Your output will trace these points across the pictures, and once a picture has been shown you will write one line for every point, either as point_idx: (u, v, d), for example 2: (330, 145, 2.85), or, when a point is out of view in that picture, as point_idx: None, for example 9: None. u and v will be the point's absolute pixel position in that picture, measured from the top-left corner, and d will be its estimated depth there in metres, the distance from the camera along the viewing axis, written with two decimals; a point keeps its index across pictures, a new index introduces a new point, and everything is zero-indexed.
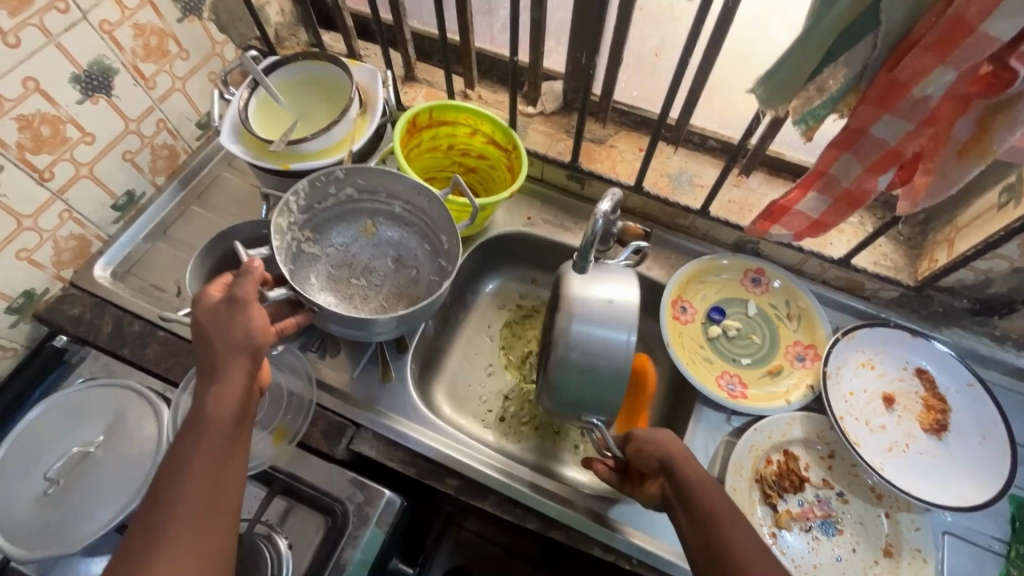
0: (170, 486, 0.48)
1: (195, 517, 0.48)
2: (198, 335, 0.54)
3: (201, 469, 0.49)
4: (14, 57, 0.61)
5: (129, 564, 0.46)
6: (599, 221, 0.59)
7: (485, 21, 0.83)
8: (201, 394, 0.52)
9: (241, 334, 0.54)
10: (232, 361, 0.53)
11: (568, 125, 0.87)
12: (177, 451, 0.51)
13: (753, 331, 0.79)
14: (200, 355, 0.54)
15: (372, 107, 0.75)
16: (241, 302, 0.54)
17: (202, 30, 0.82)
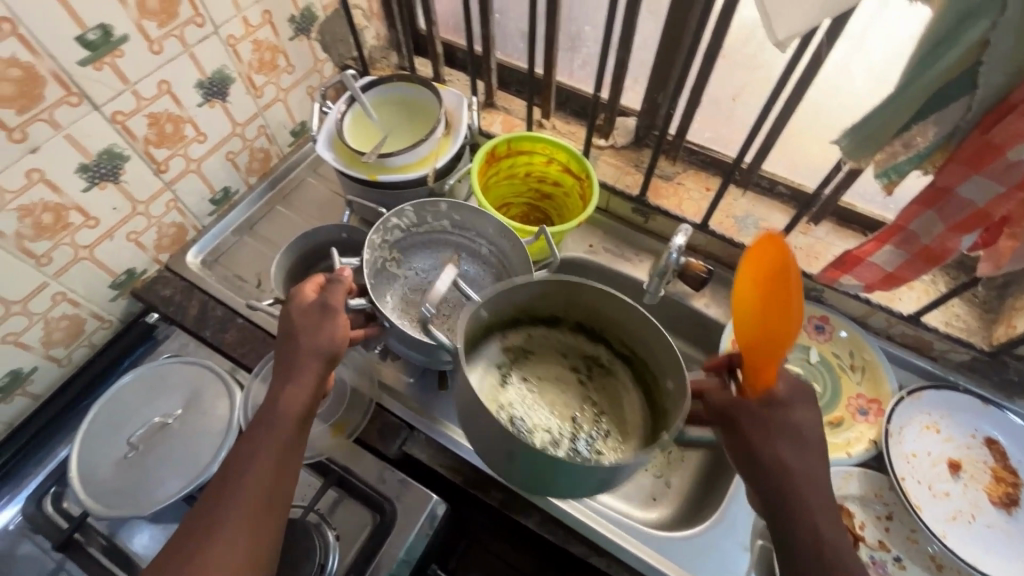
0: (236, 472, 0.51)
1: (252, 507, 0.50)
2: (288, 332, 0.59)
3: (265, 462, 0.52)
4: (156, 62, 0.68)
5: (192, 537, 0.49)
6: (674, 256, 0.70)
7: (568, 56, 0.87)
8: (278, 385, 0.56)
9: (325, 338, 0.58)
10: (310, 362, 0.57)
11: (637, 159, 0.89)
12: (247, 438, 0.54)
13: (815, 379, 0.77)
14: (283, 351, 0.58)
15: (457, 129, 0.80)
16: (331, 308, 0.59)
17: (308, 48, 0.89)
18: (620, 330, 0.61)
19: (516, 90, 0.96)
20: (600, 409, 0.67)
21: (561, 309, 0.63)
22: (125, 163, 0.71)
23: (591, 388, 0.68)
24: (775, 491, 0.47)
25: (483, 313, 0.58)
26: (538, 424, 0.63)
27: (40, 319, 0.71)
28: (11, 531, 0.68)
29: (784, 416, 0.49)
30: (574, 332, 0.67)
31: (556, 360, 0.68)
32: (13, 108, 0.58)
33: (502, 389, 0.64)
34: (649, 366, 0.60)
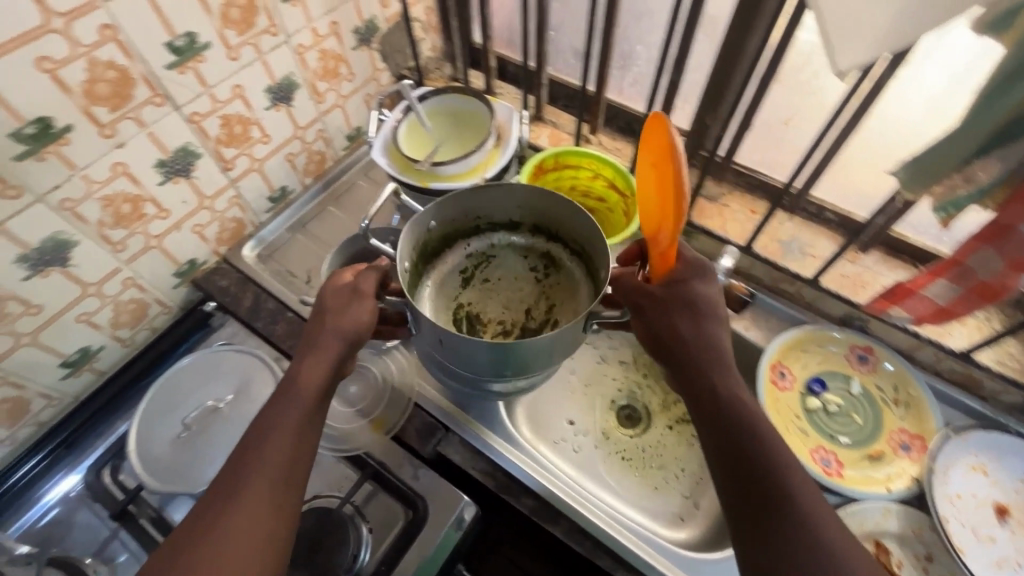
0: (257, 448, 0.52)
1: (273, 477, 0.50)
2: (317, 311, 0.60)
3: (287, 436, 0.52)
4: (232, 67, 0.73)
5: (213, 506, 0.49)
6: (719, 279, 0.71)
7: (619, 74, 0.89)
8: (301, 364, 0.57)
9: (351, 323, 0.58)
10: (333, 341, 0.58)
11: (682, 178, 0.90)
12: (267, 417, 0.54)
13: (855, 411, 0.76)
14: (310, 332, 0.59)
15: (507, 141, 0.82)
16: (361, 293, 0.60)
17: (369, 58, 0.93)
18: (570, 231, 0.69)
19: (565, 105, 0.98)
20: (550, 301, 0.74)
21: (514, 208, 0.70)
22: (197, 160, 0.76)
23: (551, 283, 0.74)
24: (687, 364, 0.56)
25: (431, 225, 0.68)
26: (495, 316, 0.74)
27: (110, 302, 0.75)
28: (71, 499, 0.74)
29: (679, 292, 0.56)
30: (532, 235, 0.74)
31: (518, 261, 0.76)
32: (107, 107, 0.62)
33: (464, 289, 0.76)
34: (592, 257, 0.68)
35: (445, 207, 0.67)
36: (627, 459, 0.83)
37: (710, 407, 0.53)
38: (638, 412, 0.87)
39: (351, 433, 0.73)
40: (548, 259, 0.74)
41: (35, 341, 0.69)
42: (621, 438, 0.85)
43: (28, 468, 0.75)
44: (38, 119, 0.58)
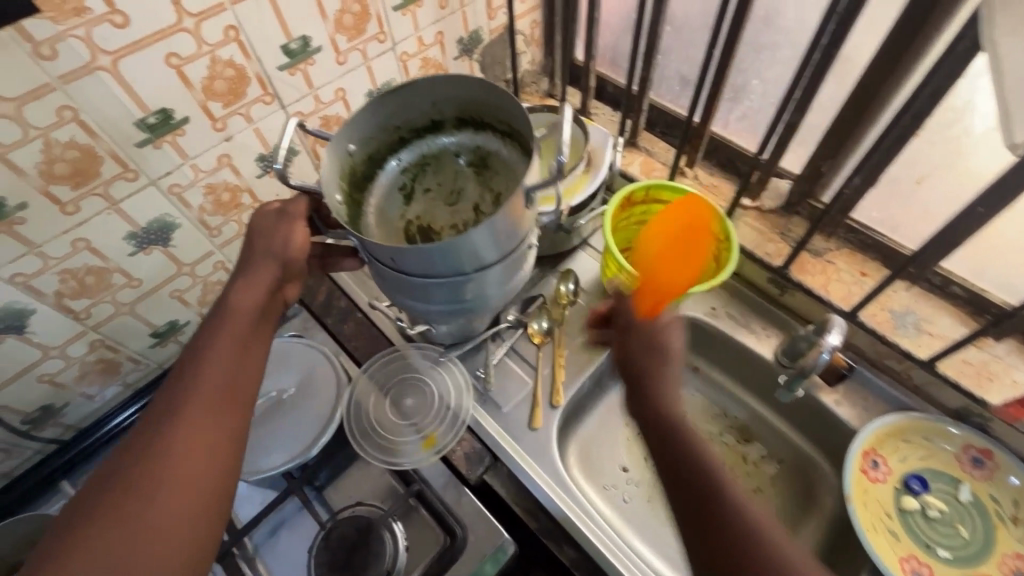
0: (193, 369, 0.51)
1: (211, 394, 0.50)
2: (246, 240, 0.59)
3: (223, 357, 0.52)
4: (338, 71, 0.75)
5: (150, 430, 0.47)
6: (826, 355, 0.66)
7: (729, 108, 0.83)
8: (229, 288, 0.57)
9: (280, 245, 0.58)
10: (264, 264, 0.58)
11: (784, 227, 0.82)
12: (199, 344, 0.53)
13: (961, 521, 0.66)
14: (242, 261, 0.59)
15: (597, 167, 0.79)
16: (291, 215, 0.59)
17: (468, 68, 0.93)
18: (492, 111, 0.62)
19: (662, 132, 0.93)
20: (499, 190, 0.63)
21: (437, 107, 0.63)
22: (294, 157, 0.78)
23: (495, 175, 0.64)
24: (651, 399, 0.51)
25: (350, 150, 0.59)
26: (441, 222, 0.63)
27: (201, 281, 0.80)
28: None
29: (658, 338, 0.53)
30: (457, 131, 0.66)
31: (450, 163, 0.66)
32: (221, 102, 0.65)
33: (408, 206, 0.64)
34: (510, 124, 0.61)
35: (365, 121, 0.59)
36: (684, 521, 0.77)
37: (670, 442, 0.50)
38: None
39: (404, 447, 0.72)
40: (482, 152, 0.65)
41: (132, 310, 0.74)
42: None
43: (124, 417, 0.81)
44: (161, 110, 0.61)
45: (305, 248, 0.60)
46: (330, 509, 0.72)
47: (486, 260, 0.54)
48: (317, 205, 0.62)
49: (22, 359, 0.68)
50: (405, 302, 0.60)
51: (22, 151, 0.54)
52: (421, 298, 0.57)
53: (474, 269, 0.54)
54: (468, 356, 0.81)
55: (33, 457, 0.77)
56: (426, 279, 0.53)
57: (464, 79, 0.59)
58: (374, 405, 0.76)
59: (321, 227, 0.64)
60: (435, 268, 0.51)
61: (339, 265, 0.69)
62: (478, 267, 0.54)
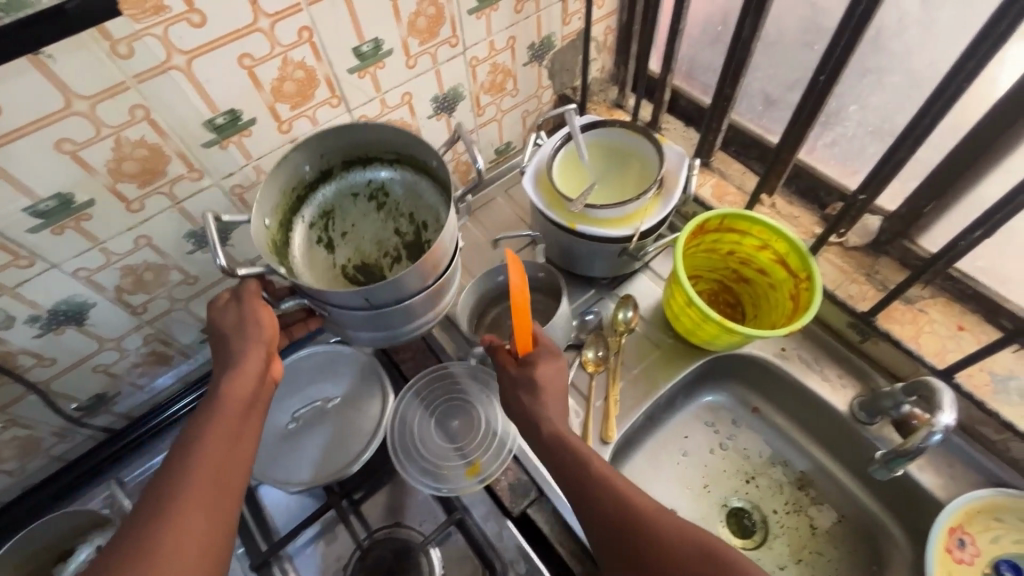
0: (179, 467, 0.50)
1: (200, 490, 0.48)
2: (218, 333, 0.58)
3: (212, 451, 0.51)
4: (407, 75, 0.72)
5: (133, 530, 0.46)
6: (937, 435, 0.57)
7: (818, 133, 0.76)
8: (217, 382, 0.55)
9: (253, 330, 0.57)
10: (248, 349, 0.56)
11: (870, 267, 0.75)
12: (185, 439, 0.52)
13: None
14: (220, 355, 0.57)
15: (671, 191, 0.73)
16: (242, 297, 0.58)
17: (536, 74, 0.89)
18: (381, 144, 0.66)
19: (738, 154, 0.87)
20: (410, 213, 0.68)
21: (325, 154, 0.65)
22: None
23: (400, 202, 0.68)
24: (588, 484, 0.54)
25: (265, 225, 0.62)
26: (372, 258, 0.67)
27: None
28: None
29: (526, 373, 0.60)
30: (346, 173, 0.69)
31: (345, 197, 0.69)
32: (289, 104, 0.64)
33: (335, 257, 0.67)
34: (413, 158, 0.66)
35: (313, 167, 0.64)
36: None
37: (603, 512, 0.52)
38: (754, 523, 0.75)
39: (447, 472, 0.69)
40: (377, 185, 0.69)
41: (186, 306, 0.74)
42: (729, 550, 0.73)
43: (183, 404, 0.81)
44: (230, 111, 0.60)
45: (276, 330, 0.58)
46: (368, 527, 0.70)
47: (427, 283, 0.58)
48: (264, 285, 0.61)
49: (80, 350, 0.68)
50: (352, 335, 0.63)
51: (92, 149, 0.54)
52: (364, 328, 0.62)
53: (415, 294, 0.58)
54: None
55: (85, 443, 0.79)
56: (388, 308, 0.58)
57: (378, 127, 0.63)
58: (418, 423, 0.73)
59: (273, 297, 0.61)
60: (387, 295, 0.56)
61: (304, 326, 0.69)
62: (421, 291, 0.58)
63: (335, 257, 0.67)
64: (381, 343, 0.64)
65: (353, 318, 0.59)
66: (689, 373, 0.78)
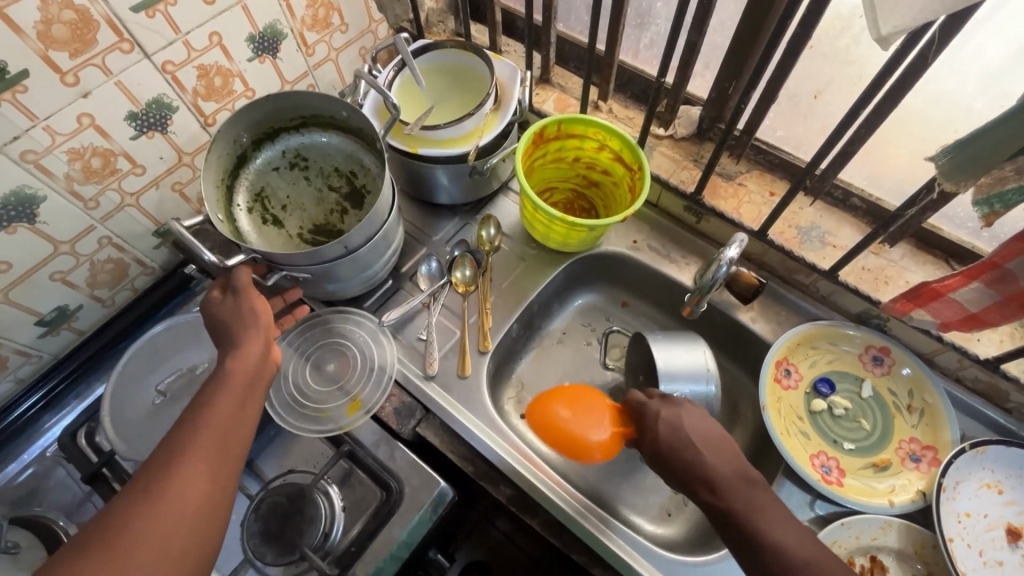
0: (189, 426, 0.51)
1: (207, 449, 0.50)
2: (223, 316, 0.60)
3: (219, 416, 0.52)
4: (208, 13, 0.67)
5: (147, 474, 0.48)
6: (724, 268, 0.67)
7: (634, 34, 0.81)
8: (223, 358, 0.57)
9: (250, 313, 0.59)
10: (250, 332, 0.58)
11: (697, 153, 0.83)
12: (196, 401, 0.54)
13: (863, 415, 0.71)
14: (220, 338, 0.59)
15: (506, 105, 0.76)
16: (237, 287, 0.60)
17: (364, 7, 0.86)
18: (286, 112, 0.70)
19: (576, 67, 0.90)
20: (335, 167, 0.74)
21: (237, 137, 0.69)
22: (173, 114, 0.71)
23: (323, 161, 0.74)
24: (696, 483, 0.56)
25: (220, 220, 0.66)
26: (322, 217, 0.73)
27: (87, 260, 0.73)
28: (48, 458, 0.73)
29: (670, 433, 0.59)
30: (261, 151, 0.73)
31: (270, 174, 0.73)
32: (66, 52, 0.58)
33: (287, 229, 0.72)
34: (321, 114, 0.72)
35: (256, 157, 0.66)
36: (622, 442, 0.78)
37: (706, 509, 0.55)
38: None
39: (330, 412, 0.70)
40: (293, 153, 0.74)
41: (6, 298, 0.67)
42: None
43: (28, 405, 0.75)
44: None
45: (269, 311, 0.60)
46: (260, 479, 0.69)
47: (384, 219, 0.69)
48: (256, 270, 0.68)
49: None
50: (333, 286, 0.72)
51: None
52: (335, 279, 0.71)
53: (376, 232, 0.69)
54: (403, 326, 0.78)
55: None
56: (363, 247, 0.68)
57: (287, 97, 0.68)
58: (294, 372, 0.73)
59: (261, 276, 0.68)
60: (361, 236, 0.67)
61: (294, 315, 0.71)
62: (382, 225, 0.69)
63: (287, 231, 0.72)
64: (356, 288, 0.76)
65: (335, 271, 0.69)
66: (554, 279, 0.83)
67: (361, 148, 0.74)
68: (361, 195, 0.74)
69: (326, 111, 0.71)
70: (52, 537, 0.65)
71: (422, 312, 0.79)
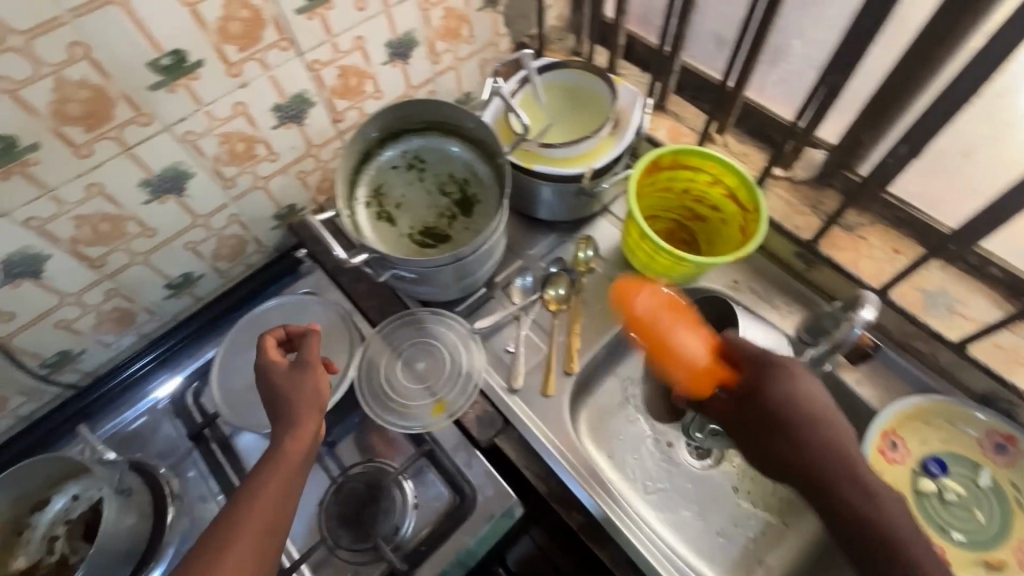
0: (240, 509, 0.53)
1: (255, 536, 0.52)
2: (276, 389, 0.60)
3: (267, 504, 0.54)
4: (357, 18, 0.71)
5: (201, 554, 0.51)
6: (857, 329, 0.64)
7: (764, 70, 0.79)
8: (276, 436, 0.57)
9: (310, 393, 0.59)
10: (306, 413, 0.58)
11: (815, 199, 0.79)
12: (248, 480, 0.55)
13: (978, 506, 0.65)
14: (275, 409, 0.59)
15: (624, 129, 0.76)
16: (307, 364, 0.60)
17: (491, 21, 0.88)
18: (416, 116, 0.75)
19: (692, 97, 0.89)
20: (449, 173, 0.77)
21: (367, 134, 0.73)
22: (310, 108, 0.76)
23: (439, 166, 0.77)
24: (809, 464, 0.60)
25: (344, 212, 0.70)
26: (431, 220, 0.75)
27: (215, 234, 0.79)
28: (158, 410, 0.78)
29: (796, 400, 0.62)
30: (384, 150, 0.76)
31: (388, 172, 0.77)
32: (237, 46, 0.63)
33: (398, 226, 0.75)
34: (448, 122, 0.75)
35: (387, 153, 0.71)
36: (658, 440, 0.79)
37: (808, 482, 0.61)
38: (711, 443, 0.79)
39: (414, 410, 0.72)
40: (411, 154, 0.77)
41: (146, 260, 0.73)
42: (685, 467, 0.78)
43: (136, 367, 0.81)
44: (174, 51, 0.59)
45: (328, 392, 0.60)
46: (341, 462, 0.72)
47: (495, 232, 0.70)
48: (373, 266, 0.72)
49: (39, 305, 0.67)
50: (433, 287, 0.75)
51: (33, 89, 0.52)
52: (438, 282, 0.74)
53: (485, 243, 0.71)
54: (491, 335, 0.79)
55: (51, 400, 0.78)
56: (472, 257, 0.71)
57: (421, 104, 0.73)
58: (386, 367, 0.76)
59: (375, 270, 0.72)
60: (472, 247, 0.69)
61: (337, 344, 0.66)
62: (492, 238, 0.71)
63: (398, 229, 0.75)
64: (454, 292, 0.78)
65: (442, 274, 0.71)
66: None
67: (477, 157, 0.76)
68: (472, 203, 0.76)
69: (452, 118, 0.75)
70: (157, 485, 0.70)
71: (512, 324, 0.80)
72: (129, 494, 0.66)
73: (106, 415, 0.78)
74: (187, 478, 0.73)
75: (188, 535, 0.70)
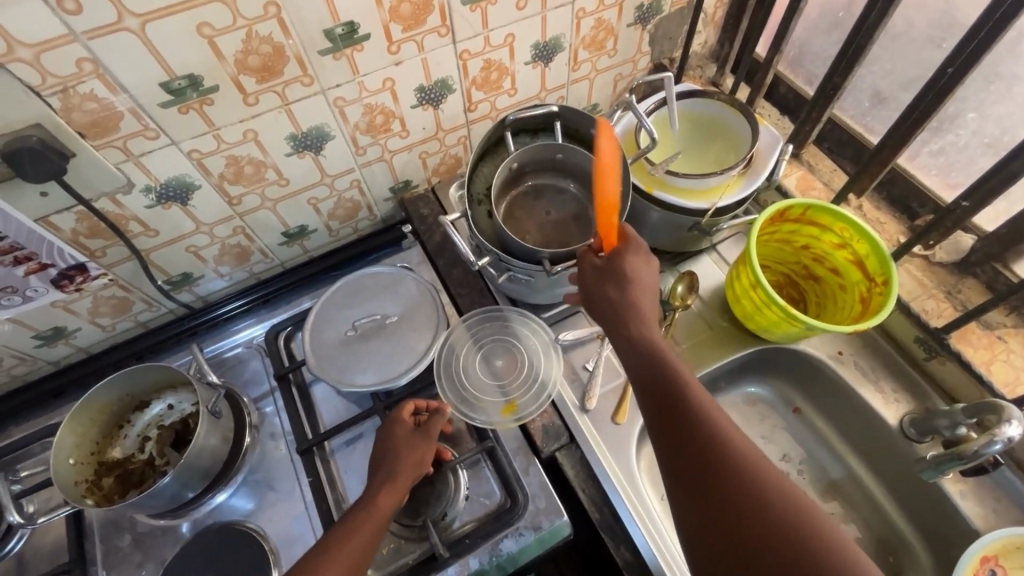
0: (333, 546, 0.55)
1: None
2: (389, 445, 0.64)
3: (356, 546, 0.55)
4: (514, 16, 0.73)
5: None
6: (998, 445, 0.56)
7: (926, 138, 0.73)
8: (376, 485, 0.60)
9: (419, 457, 0.63)
10: (408, 474, 0.61)
11: (952, 285, 0.73)
12: (344, 522, 0.57)
13: None
14: (382, 460, 0.63)
15: (757, 172, 0.72)
16: (427, 430, 0.64)
17: (638, 38, 0.87)
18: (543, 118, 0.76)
19: (832, 150, 0.85)
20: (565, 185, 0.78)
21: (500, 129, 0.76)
22: (449, 94, 0.78)
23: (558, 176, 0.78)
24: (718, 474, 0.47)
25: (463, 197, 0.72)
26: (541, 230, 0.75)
27: (336, 195, 0.83)
28: (253, 345, 0.85)
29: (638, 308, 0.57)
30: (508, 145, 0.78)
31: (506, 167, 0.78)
32: (402, 26, 0.66)
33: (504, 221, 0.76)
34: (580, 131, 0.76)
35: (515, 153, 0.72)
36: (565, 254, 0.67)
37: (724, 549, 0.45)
38: None
39: (485, 405, 0.73)
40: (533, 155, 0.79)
41: (273, 207, 0.79)
42: None
43: (239, 303, 0.87)
44: (348, 23, 0.62)
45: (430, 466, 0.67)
46: None
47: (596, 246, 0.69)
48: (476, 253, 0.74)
49: (178, 227, 0.74)
50: (525, 287, 0.75)
51: (226, 38, 0.57)
52: (532, 285, 0.74)
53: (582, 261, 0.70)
54: (573, 349, 0.78)
55: (166, 315, 0.85)
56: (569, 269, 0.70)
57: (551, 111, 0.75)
58: (466, 357, 0.77)
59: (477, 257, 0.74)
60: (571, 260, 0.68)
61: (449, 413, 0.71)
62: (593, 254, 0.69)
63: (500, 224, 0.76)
64: (542, 298, 0.78)
65: (537, 279, 0.71)
66: (738, 358, 0.78)
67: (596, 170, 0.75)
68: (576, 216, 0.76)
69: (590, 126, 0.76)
70: (241, 415, 0.76)
71: (594, 342, 0.79)
72: (219, 418, 0.71)
73: (207, 338, 0.86)
74: (265, 412, 0.79)
75: (255, 468, 0.75)
